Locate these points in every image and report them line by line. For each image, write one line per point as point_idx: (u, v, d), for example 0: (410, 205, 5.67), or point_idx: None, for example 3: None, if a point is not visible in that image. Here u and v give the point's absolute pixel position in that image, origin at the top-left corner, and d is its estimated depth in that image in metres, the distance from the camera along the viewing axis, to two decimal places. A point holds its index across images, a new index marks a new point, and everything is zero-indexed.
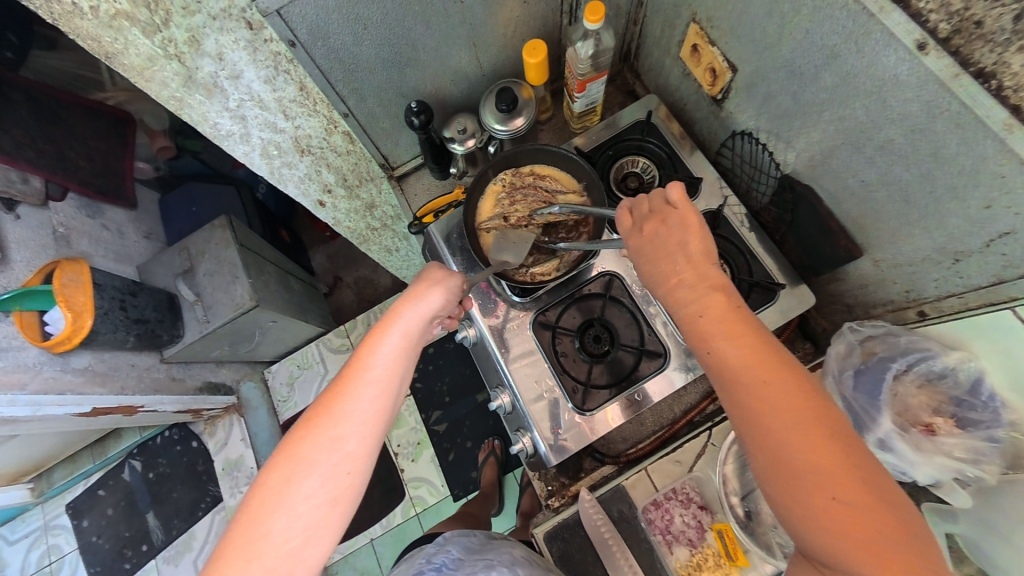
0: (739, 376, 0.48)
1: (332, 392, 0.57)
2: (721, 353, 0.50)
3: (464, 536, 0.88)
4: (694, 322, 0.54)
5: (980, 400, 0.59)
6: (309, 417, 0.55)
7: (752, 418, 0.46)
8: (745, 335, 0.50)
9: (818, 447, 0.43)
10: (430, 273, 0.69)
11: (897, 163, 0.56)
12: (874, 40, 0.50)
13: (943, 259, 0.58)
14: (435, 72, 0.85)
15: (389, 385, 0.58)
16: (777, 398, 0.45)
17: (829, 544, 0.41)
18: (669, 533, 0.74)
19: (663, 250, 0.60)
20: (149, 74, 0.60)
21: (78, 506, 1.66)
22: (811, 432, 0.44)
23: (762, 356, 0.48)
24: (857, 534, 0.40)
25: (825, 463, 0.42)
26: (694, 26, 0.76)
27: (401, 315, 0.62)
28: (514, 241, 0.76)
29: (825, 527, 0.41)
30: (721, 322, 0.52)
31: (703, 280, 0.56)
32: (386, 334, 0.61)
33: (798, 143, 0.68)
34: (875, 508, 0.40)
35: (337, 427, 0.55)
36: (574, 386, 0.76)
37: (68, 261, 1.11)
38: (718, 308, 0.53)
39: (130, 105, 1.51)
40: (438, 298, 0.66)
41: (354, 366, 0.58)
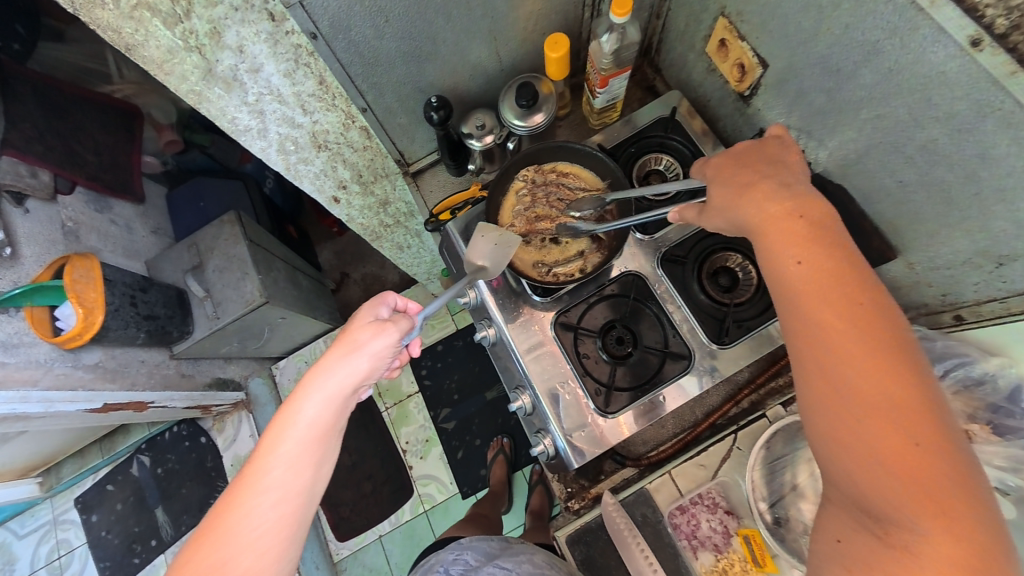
0: (824, 293, 0.44)
1: (222, 504, 0.49)
2: (807, 266, 0.45)
3: (480, 539, 0.88)
4: (782, 227, 0.47)
5: (1018, 408, 0.59)
6: (196, 537, 0.48)
7: (827, 339, 0.43)
8: (837, 256, 0.45)
9: (894, 381, 0.41)
10: (353, 332, 0.58)
11: (940, 163, 0.54)
12: (921, 36, 0.48)
13: (984, 263, 0.56)
14: (454, 66, 0.83)
15: (291, 487, 0.50)
16: (859, 326, 0.42)
17: (882, 477, 0.39)
18: (694, 539, 0.73)
19: (755, 160, 0.53)
20: (169, 67, 0.59)
21: (87, 501, 1.66)
22: (886, 363, 0.41)
23: (849, 281, 0.44)
24: (916, 470, 0.39)
25: (901, 398, 0.40)
26: (721, 20, 0.74)
27: (310, 391, 0.54)
28: (497, 245, 0.74)
29: (880, 460, 0.39)
30: (813, 236, 0.46)
31: (798, 192, 0.49)
32: (291, 424, 0.52)
33: (831, 141, 0.67)
34: (940, 452, 0.39)
35: (224, 552, 0.47)
36: (596, 388, 0.74)
37: (79, 257, 1.10)
38: (813, 221, 0.47)
39: (137, 98, 1.50)
40: (362, 360, 0.56)
41: (250, 467, 0.51)
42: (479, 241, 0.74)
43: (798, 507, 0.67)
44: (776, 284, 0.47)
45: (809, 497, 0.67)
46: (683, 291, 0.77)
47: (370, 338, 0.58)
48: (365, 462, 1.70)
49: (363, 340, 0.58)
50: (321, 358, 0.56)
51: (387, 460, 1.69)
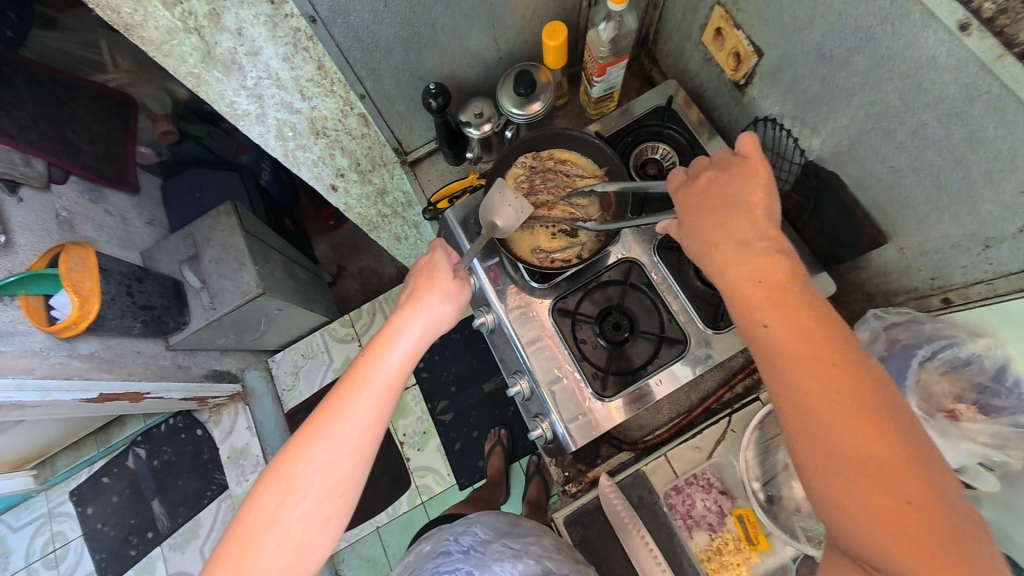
0: (796, 357, 0.45)
1: (326, 409, 0.58)
2: (775, 330, 0.46)
3: (487, 515, 0.89)
4: (746, 289, 0.49)
5: (1005, 387, 0.62)
6: (302, 433, 0.57)
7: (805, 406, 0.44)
8: (804, 311, 0.47)
9: (881, 442, 0.41)
10: (440, 279, 0.69)
11: (930, 148, 0.55)
12: (912, 21, 0.49)
13: (972, 246, 0.58)
14: (452, 54, 0.84)
15: (384, 404, 0.60)
16: (836, 387, 0.43)
17: (878, 542, 0.40)
18: (689, 518, 0.75)
19: (717, 204, 0.54)
20: (168, 49, 0.58)
21: (83, 494, 1.66)
22: (869, 425, 0.42)
23: (822, 341, 0.45)
24: (910, 531, 0.39)
25: (885, 457, 0.41)
26: (718, 9, 0.74)
27: (404, 326, 0.64)
28: (512, 205, 0.73)
29: (874, 524, 0.41)
30: (778, 293, 0.48)
31: (763, 240, 0.51)
32: (385, 352, 0.62)
33: (824, 129, 0.68)
34: (933, 506, 0.39)
35: (327, 450, 0.56)
36: (594, 373, 0.75)
37: (74, 245, 1.09)
38: (775, 275, 0.49)
39: (132, 88, 1.49)
40: (444, 306, 0.67)
41: (351, 382, 0.60)
42: (497, 196, 0.73)
43: (791, 486, 0.69)
44: (751, 347, 0.49)
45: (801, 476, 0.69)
46: (679, 278, 0.78)
47: (454, 289, 0.69)
48: None
49: (446, 291, 0.68)
50: (414, 297, 0.67)
51: (384, 452, 1.70)
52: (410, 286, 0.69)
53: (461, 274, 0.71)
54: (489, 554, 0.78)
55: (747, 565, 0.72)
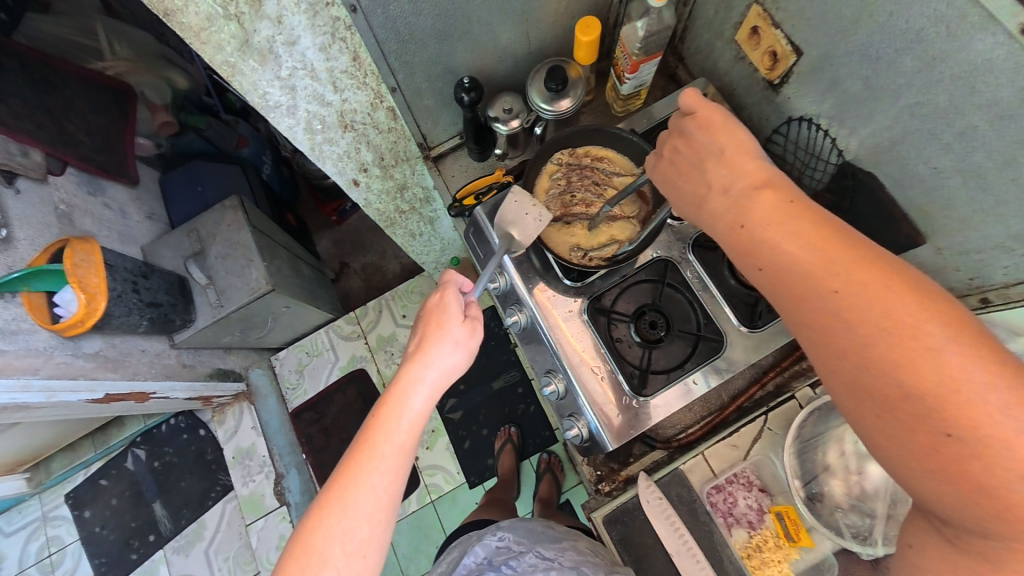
0: (797, 292, 0.48)
1: (341, 477, 0.57)
2: (766, 266, 0.50)
3: (518, 522, 0.90)
4: (736, 235, 0.53)
5: None
6: (320, 503, 0.56)
7: (814, 329, 0.47)
8: (803, 241, 0.48)
9: (897, 339, 0.42)
10: (446, 324, 0.66)
11: (977, 150, 0.56)
12: (969, 24, 0.50)
13: (1015, 247, 0.59)
14: (483, 47, 0.82)
15: (400, 467, 0.58)
16: (846, 311, 0.45)
17: (916, 457, 0.42)
18: (731, 515, 0.75)
19: (687, 163, 0.60)
20: (206, 36, 0.56)
21: (80, 496, 1.60)
22: (883, 325, 0.43)
23: (819, 258, 0.47)
24: (947, 443, 0.40)
25: (908, 372, 0.41)
26: (755, 8, 0.74)
27: (414, 381, 0.62)
28: (529, 215, 0.73)
29: (909, 423, 0.42)
30: (767, 226, 0.50)
31: (742, 183, 0.54)
32: (398, 411, 0.60)
33: (863, 129, 0.68)
34: (972, 414, 0.39)
35: (347, 519, 0.55)
36: (630, 372, 0.75)
37: (79, 241, 1.05)
38: (761, 212, 0.51)
39: (130, 77, 1.44)
40: (455, 354, 0.65)
41: (364, 446, 0.58)
42: (511, 204, 0.74)
43: (831, 484, 0.70)
44: (759, 288, 0.52)
45: (840, 475, 0.70)
46: (714, 277, 0.78)
47: (460, 332, 0.66)
48: None
49: (455, 337, 0.65)
50: (420, 347, 0.65)
51: None
52: (419, 332, 0.67)
53: (471, 315, 0.69)
54: (522, 568, 0.80)
55: (787, 561, 0.72)
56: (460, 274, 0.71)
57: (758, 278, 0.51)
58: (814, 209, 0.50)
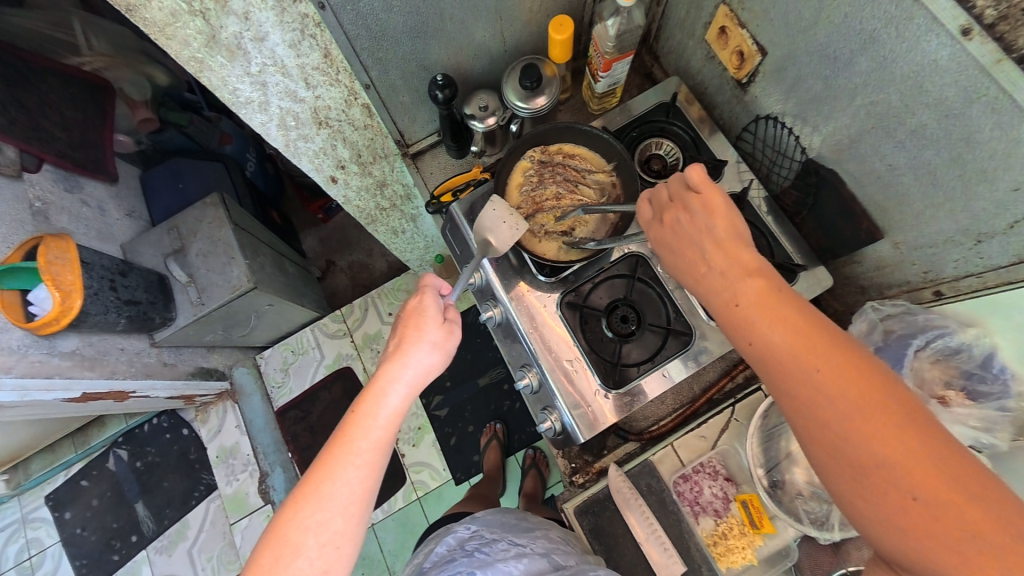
0: (787, 372, 0.47)
1: (317, 471, 0.57)
2: (758, 343, 0.50)
3: (490, 516, 0.90)
4: (731, 310, 0.53)
5: (991, 373, 0.66)
6: (295, 495, 0.56)
7: (804, 412, 0.46)
8: (792, 317, 0.49)
9: (886, 436, 0.42)
10: (424, 326, 0.66)
11: (927, 147, 0.58)
12: (916, 25, 0.51)
13: (964, 241, 0.61)
14: (458, 44, 0.83)
15: (376, 462, 0.58)
16: (838, 392, 0.44)
17: (908, 543, 0.41)
18: (697, 504, 0.77)
19: (685, 236, 0.60)
20: (171, 31, 0.56)
21: (60, 498, 1.59)
22: (870, 417, 0.43)
23: (809, 343, 0.47)
24: (938, 533, 0.39)
25: (902, 463, 0.41)
26: (722, 8, 0.76)
27: (392, 380, 0.62)
28: (508, 221, 0.74)
29: (901, 523, 0.41)
30: (758, 306, 0.51)
31: (735, 265, 0.55)
32: (376, 409, 0.60)
33: (825, 127, 0.70)
34: (961, 505, 0.39)
35: (321, 511, 0.55)
36: (603, 365, 0.76)
37: (53, 238, 1.04)
38: (751, 286, 0.52)
39: (108, 72, 1.42)
40: (433, 355, 0.65)
41: (341, 440, 0.58)
42: (489, 212, 0.75)
43: (794, 472, 0.72)
44: (749, 358, 0.51)
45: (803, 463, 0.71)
46: None
47: (437, 335, 0.66)
48: None
49: (432, 339, 0.66)
50: (396, 347, 0.65)
51: None
52: (397, 333, 0.67)
53: (449, 318, 0.69)
54: (494, 554, 0.79)
55: (751, 548, 0.74)
56: (438, 277, 0.72)
57: (750, 352, 0.51)
58: (800, 298, 0.51)
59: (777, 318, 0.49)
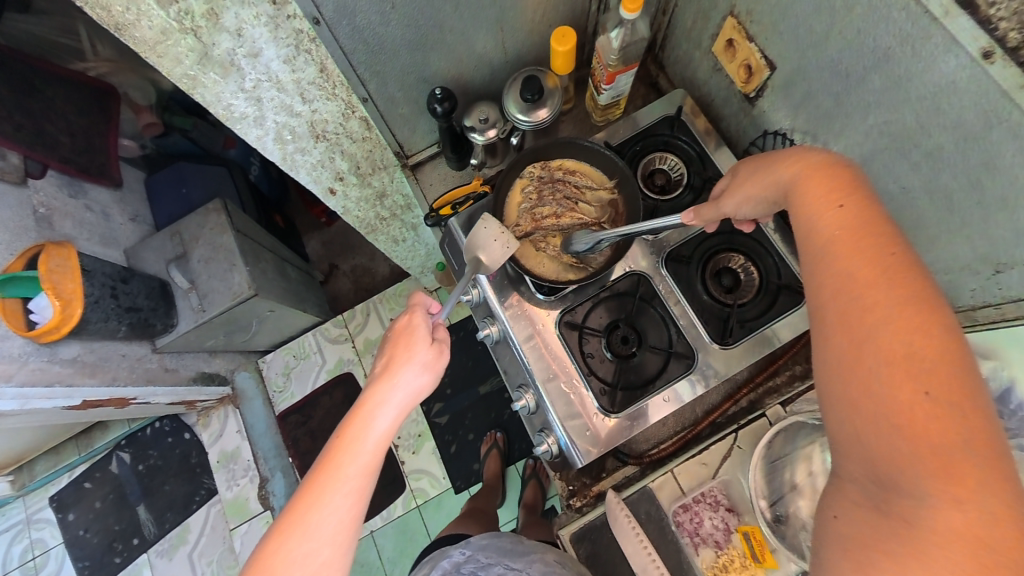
0: (844, 248, 0.46)
1: (303, 499, 0.55)
2: (830, 215, 0.48)
3: (489, 536, 0.90)
4: (806, 184, 0.51)
5: (1009, 408, 0.60)
6: (279, 527, 0.55)
7: (848, 286, 0.44)
8: (864, 215, 0.47)
9: (924, 331, 0.40)
10: (413, 346, 0.65)
11: (944, 170, 0.55)
12: (933, 45, 0.49)
13: (982, 269, 0.58)
14: (459, 55, 0.81)
15: (364, 488, 0.57)
16: (892, 277, 0.42)
17: (890, 441, 0.38)
18: (697, 535, 0.75)
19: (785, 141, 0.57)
20: (162, 49, 0.55)
21: (63, 499, 1.60)
22: (914, 311, 0.41)
23: (871, 233, 0.45)
24: (932, 435, 0.37)
25: (928, 360, 0.39)
26: (730, 20, 0.73)
27: (380, 404, 0.61)
28: (498, 240, 0.71)
29: (894, 419, 0.38)
30: (835, 190, 0.49)
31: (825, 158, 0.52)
32: (362, 433, 0.59)
33: (836, 145, 0.68)
34: (968, 421, 0.37)
35: (308, 542, 0.54)
36: (601, 388, 0.75)
37: (54, 245, 1.04)
38: (832, 178, 0.50)
39: (113, 77, 1.42)
40: (422, 376, 0.64)
41: (327, 468, 0.56)
42: (481, 230, 0.72)
43: (798, 504, 0.68)
44: (804, 235, 0.49)
45: (808, 494, 0.67)
46: (687, 290, 0.77)
47: (426, 354, 0.65)
48: None
49: (422, 359, 0.64)
50: (384, 366, 0.64)
51: None
52: (386, 353, 0.66)
53: (439, 338, 0.68)
54: None
55: None
56: (428, 296, 0.71)
57: (810, 225, 0.49)
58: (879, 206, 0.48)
59: (849, 205, 0.48)
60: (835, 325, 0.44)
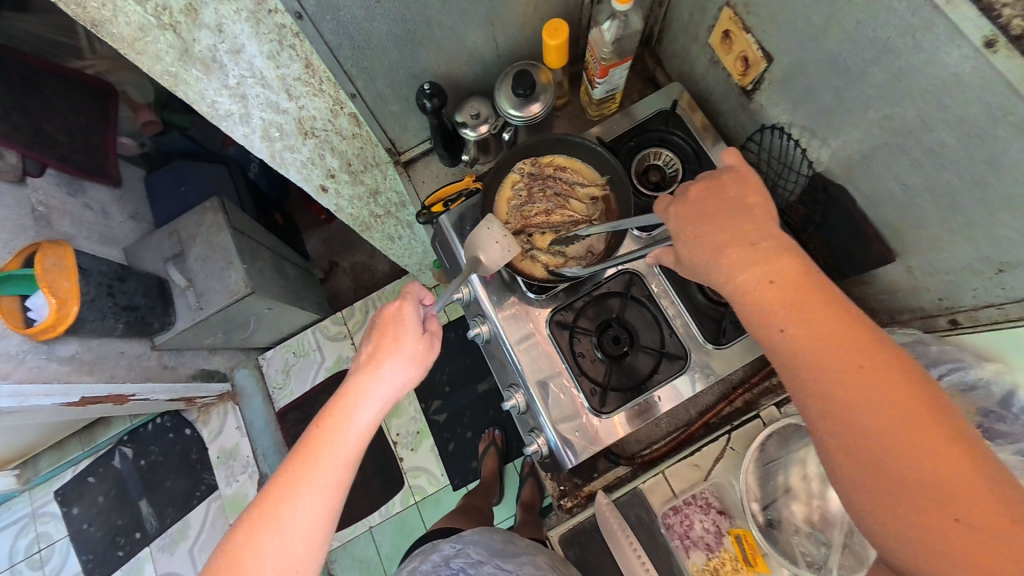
0: (817, 365, 0.45)
1: (278, 489, 0.55)
2: (791, 329, 0.46)
3: (481, 532, 0.88)
4: (760, 294, 0.48)
5: (1011, 412, 0.64)
6: (252, 516, 0.54)
7: (834, 409, 0.44)
8: (822, 311, 0.46)
9: (926, 443, 0.40)
10: (400, 340, 0.63)
11: (946, 167, 0.53)
12: (935, 35, 0.47)
13: (984, 270, 0.56)
14: (450, 51, 0.80)
15: (342, 481, 0.57)
16: (873, 392, 0.42)
17: (935, 560, 0.39)
18: (687, 538, 0.77)
19: (715, 214, 0.54)
20: (141, 46, 0.55)
21: (67, 494, 1.63)
22: (908, 423, 0.41)
23: (839, 340, 0.44)
24: (966, 538, 0.38)
25: (940, 473, 0.39)
26: (727, 10, 0.71)
27: (363, 396, 0.60)
28: (500, 243, 0.69)
29: (931, 540, 0.39)
30: (790, 294, 0.47)
31: (766, 249, 0.50)
32: (343, 425, 0.58)
33: (835, 141, 0.65)
34: (993, 525, 0.37)
35: (280, 534, 0.53)
36: (592, 388, 0.74)
37: (51, 244, 1.04)
38: (780, 284, 0.48)
39: (111, 75, 1.42)
40: (408, 370, 0.63)
41: (305, 459, 0.56)
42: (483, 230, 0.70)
43: (791, 508, 0.71)
44: (775, 352, 0.48)
45: (802, 498, 0.70)
46: (681, 289, 0.76)
47: (413, 349, 0.64)
48: None
49: (409, 353, 0.63)
50: (368, 357, 0.63)
51: (376, 452, 1.68)
52: (371, 342, 0.64)
53: (429, 331, 0.67)
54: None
55: None
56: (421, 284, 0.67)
57: (777, 341, 0.47)
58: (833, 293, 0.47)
59: (809, 310, 0.46)
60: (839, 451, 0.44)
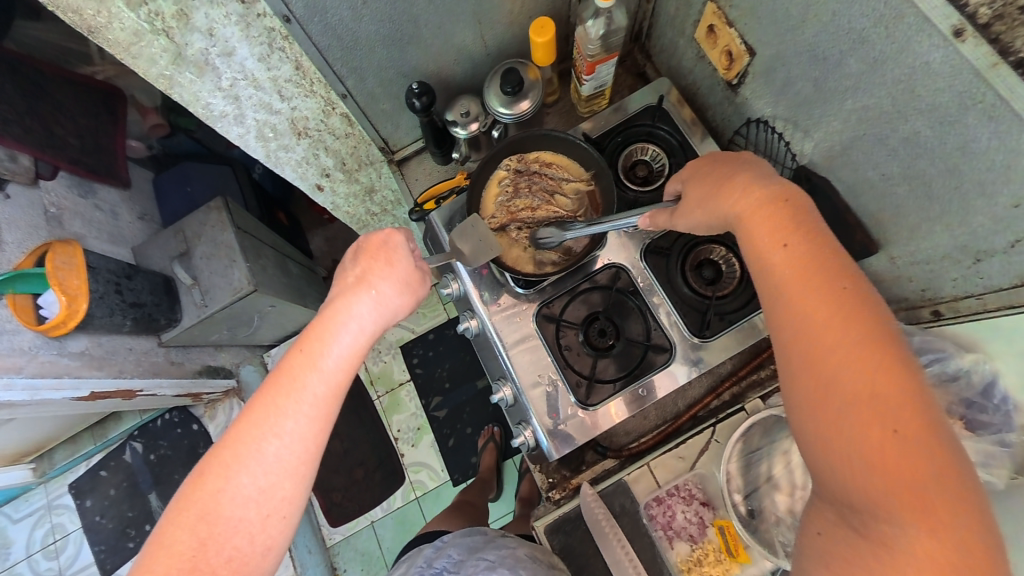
0: (799, 281, 0.45)
1: (259, 409, 0.52)
2: (783, 246, 0.47)
3: (466, 535, 0.89)
4: (755, 215, 0.49)
5: (992, 402, 0.62)
6: (232, 436, 0.52)
7: (806, 322, 0.43)
8: (812, 240, 0.46)
9: (883, 366, 0.39)
10: (391, 264, 0.61)
11: (922, 156, 0.53)
12: (906, 25, 0.47)
13: (963, 258, 0.57)
14: (439, 49, 0.81)
15: (327, 405, 0.55)
16: (844, 313, 0.42)
17: (866, 479, 0.38)
18: (670, 529, 0.78)
19: (728, 160, 0.56)
20: (136, 49, 0.58)
21: (80, 486, 1.68)
22: (872, 346, 0.40)
23: (823, 264, 0.45)
24: (900, 461, 0.37)
25: (890, 396, 0.38)
26: (710, 5, 0.71)
27: (351, 318, 0.58)
28: (481, 236, 0.69)
29: (865, 458, 0.38)
30: (781, 219, 0.48)
31: (771, 183, 0.51)
32: (325, 353, 0.56)
33: (817, 133, 0.66)
34: (925, 452, 0.37)
35: (261, 451, 0.51)
36: (577, 380, 0.75)
37: (61, 244, 1.08)
38: (780, 210, 0.49)
39: (119, 80, 1.46)
40: (397, 296, 0.61)
41: (289, 378, 0.54)
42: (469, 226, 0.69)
43: (774, 497, 0.69)
44: (763, 267, 0.48)
45: (784, 488, 0.69)
46: (667, 283, 0.77)
47: (404, 274, 0.62)
48: (356, 448, 1.72)
49: (399, 277, 0.61)
50: (357, 281, 0.60)
51: (378, 446, 1.71)
52: (361, 266, 0.62)
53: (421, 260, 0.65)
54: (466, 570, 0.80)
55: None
56: None
57: (766, 257, 0.47)
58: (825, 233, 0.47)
59: (799, 235, 0.47)
60: (800, 365, 0.43)
